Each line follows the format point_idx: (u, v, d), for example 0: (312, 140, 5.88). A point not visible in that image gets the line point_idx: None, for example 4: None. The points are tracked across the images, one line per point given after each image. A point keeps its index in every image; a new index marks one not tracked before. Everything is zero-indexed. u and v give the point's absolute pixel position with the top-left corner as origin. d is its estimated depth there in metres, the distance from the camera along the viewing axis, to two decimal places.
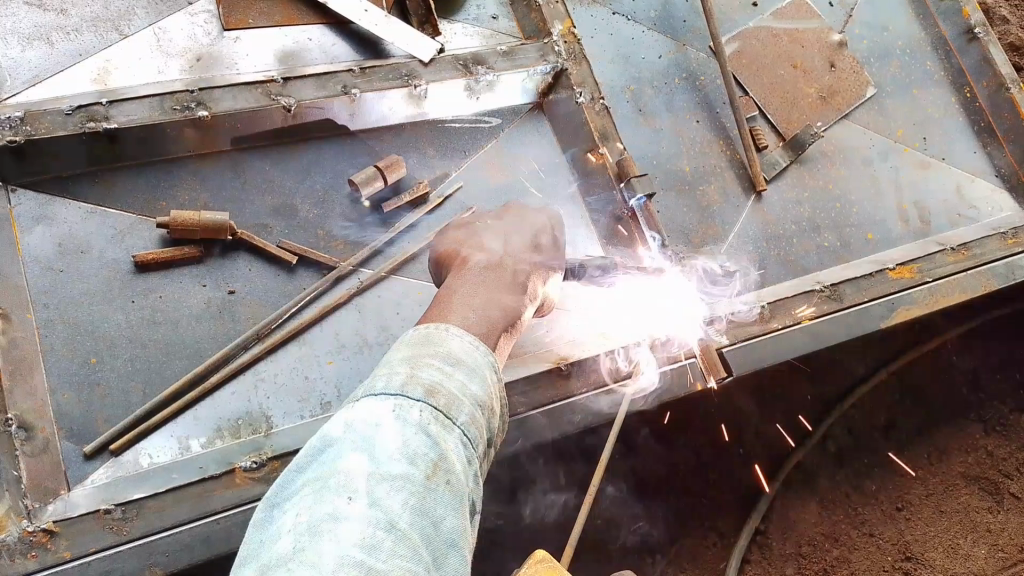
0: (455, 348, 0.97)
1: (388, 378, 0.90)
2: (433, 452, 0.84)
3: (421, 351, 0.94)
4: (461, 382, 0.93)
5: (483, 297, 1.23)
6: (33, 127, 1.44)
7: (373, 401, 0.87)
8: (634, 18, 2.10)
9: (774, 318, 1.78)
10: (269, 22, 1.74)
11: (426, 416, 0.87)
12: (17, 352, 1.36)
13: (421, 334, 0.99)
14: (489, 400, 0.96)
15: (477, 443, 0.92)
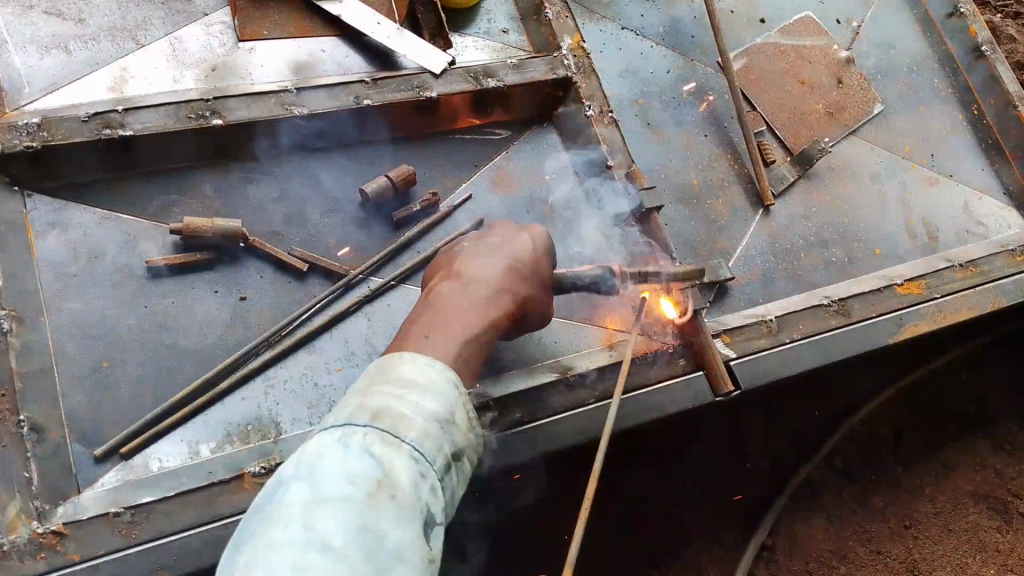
0: (408, 372, 1.02)
1: (338, 412, 0.94)
2: (377, 468, 0.86)
3: (373, 382, 0.99)
4: (414, 402, 0.96)
5: (451, 312, 1.22)
6: (50, 133, 1.47)
7: (323, 432, 0.91)
8: (643, 34, 2.13)
9: (781, 331, 1.79)
10: (283, 34, 1.78)
11: (370, 437, 0.89)
12: (30, 354, 1.37)
13: (380, 364, 1.05)
14: (447, 416, 0.99)
15: (432, 458, 0.94)
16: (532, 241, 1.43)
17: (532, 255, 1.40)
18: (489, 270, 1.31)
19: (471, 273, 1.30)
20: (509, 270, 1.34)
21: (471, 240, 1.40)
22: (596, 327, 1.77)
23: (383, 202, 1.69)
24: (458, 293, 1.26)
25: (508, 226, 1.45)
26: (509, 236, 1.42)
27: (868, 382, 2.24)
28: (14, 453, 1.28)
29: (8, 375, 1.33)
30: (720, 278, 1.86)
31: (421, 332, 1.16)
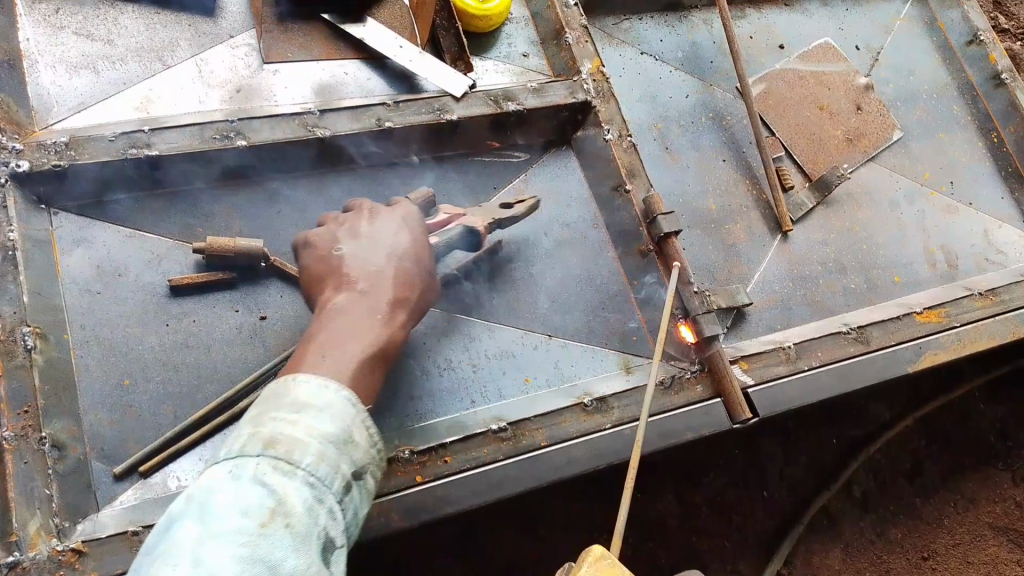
0: (304, 394, 1.06)
1: (232, 443, 0.99)
2: (269, 497, 0.93)
3: (267, 409, 1.04)
4: (310, 426, 1.02)
5: (347, 325, 1.20)
6: (77, 152, 1.49)
7: (214, 465, 0.96)
8: (663, 59, 2.13)
9: (800, 359, 1.78)
10: (307, 56, 1.79)
11: (261, 468, 0.95)
12: (55, 372, 1.39)
13: (271, 389, 1.08)
14: (345, 437, 1.05)
15: (330, 481, 1.00)
16: (412, 230, 1.37)
17: (417, 249, 1.35)
18: (377, 282, 1.27)
19: (360, 278, 1.27)
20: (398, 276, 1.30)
21: (343, 232, 1.34)
22: (613, 351, 1.77)
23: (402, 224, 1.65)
24: (355, 303, 1.23)
25: (392, 214, 1.37)
26: (382, 216, 1.37)
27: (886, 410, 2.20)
28: (35, 471, 1.29)
29: (31, 390, 1.33)
30: (738, 303, 1.83)
31: (320, 351, 1.15)
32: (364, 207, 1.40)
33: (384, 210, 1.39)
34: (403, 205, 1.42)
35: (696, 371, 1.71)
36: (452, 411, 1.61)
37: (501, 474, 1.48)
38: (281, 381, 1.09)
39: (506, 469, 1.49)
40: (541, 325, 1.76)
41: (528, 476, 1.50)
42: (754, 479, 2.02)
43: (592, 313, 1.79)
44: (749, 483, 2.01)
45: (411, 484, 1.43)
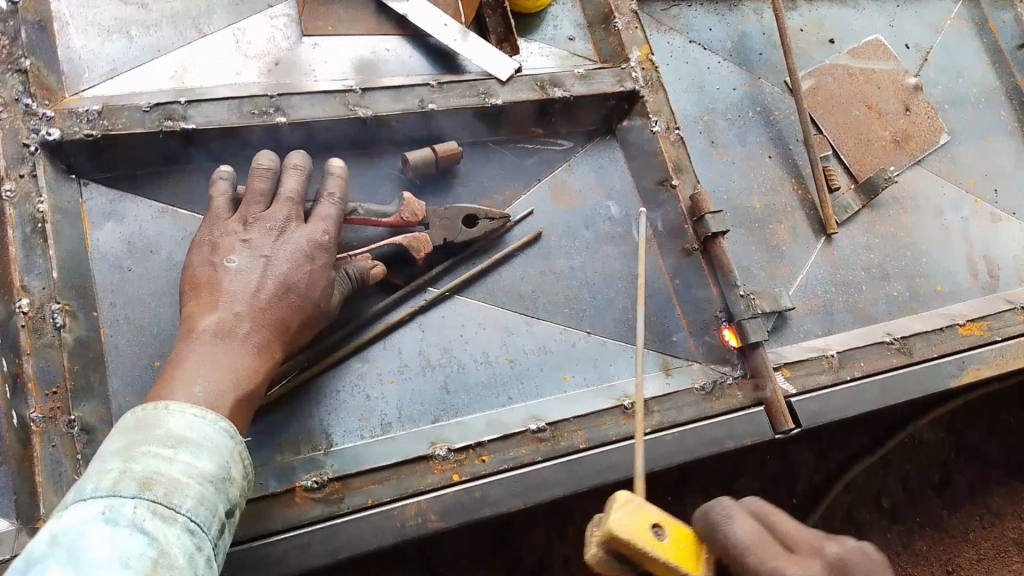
0: (177, 427, 1.12)
1: (99, 480, 1.03)
2: (155, 541, 0.99)
3: (137, 443, 1.08)
4: (186, 466, 1.09)
5: (217, 354, 1.23)
6: (111, 121, 1.42)
7: (82, 501, 1.00)
8: (711, 49, 2.06)
9: (843, 368, 1.73)
10: (349, 30, 1.72)
11: (140, 512, 1.01)
12: (84, 351, 1.33)
13: (139, 417, 1.12)
14: (221, 474, 1.13)
15: (206, 525, 1.08)
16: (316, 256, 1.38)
17: (309, 277, 1.36)
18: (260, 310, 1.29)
19: (237, 304, 1.28)
20: (278, 303, 1.31)
21: (241, 244, 1.33)
22: (652, 351, 1.71)
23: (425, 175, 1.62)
24: (226, 334, 1.25)
25: (298, 236, 1.37)
26: (287, 238, 1.36)
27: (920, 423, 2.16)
28: (63, 455, 1.24)
29: (60, 370, 1.27)
30: (781, 307, 1.77)
31: (194, 379, 1.18)
32: (251, 201, 1.39)
33: (293, 225, 1.38)
34: (318, 223, 1.40)
35: (739, 376, 1.67)
36: (486, 408, 1.56)
37: (539, 477, 1.43)
38: (151, 406, 1.13)
39: (543, 472, 1.44)
40: (581, 321, 1.69)
41: (567, 480, 1.45)
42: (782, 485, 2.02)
43: (633, 312, 1.73)
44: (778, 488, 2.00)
45: (447, 483, 1.39)
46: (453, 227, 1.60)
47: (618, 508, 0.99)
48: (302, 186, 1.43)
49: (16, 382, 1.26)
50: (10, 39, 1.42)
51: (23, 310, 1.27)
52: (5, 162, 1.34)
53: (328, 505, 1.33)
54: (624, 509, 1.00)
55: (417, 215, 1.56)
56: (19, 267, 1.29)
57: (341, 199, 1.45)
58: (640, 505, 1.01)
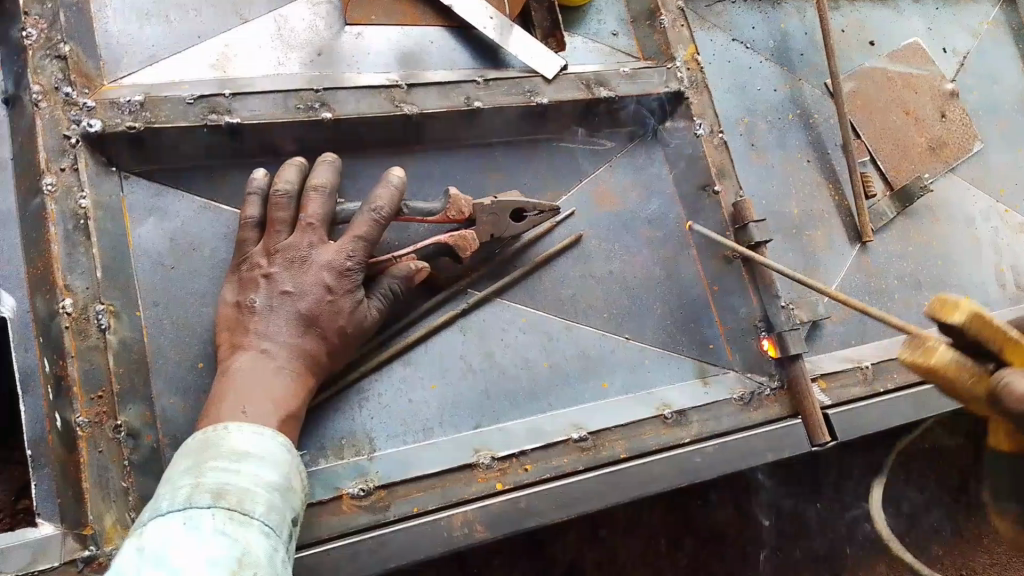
0: (238, 442, 1.15)
1: (173, 495, 1.04)
2: (237, 543, 1.01)
3: (203, 460, 1.10)
4: (253, 476, 1.11)
5: (256, 384, 1.25)
6: (153, 113, 1.37)
7: (159, 516, 1.01)
8: (754, 48, 2.03)
9: (877, 380, 1.74)
10: (392, 20, 1.66)
11: (218, 518, 1.02)
12: (129, 354, 1.30)
13: (200, 438, 1.15)
14: (284, 483, 1.16)
15: (278, 529, 1.10)
16: (341, 281, 1.36)
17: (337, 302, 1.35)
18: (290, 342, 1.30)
19: (265, 339, 1.30)
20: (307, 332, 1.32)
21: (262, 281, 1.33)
22: (690, 358, 1.70)
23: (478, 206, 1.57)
24: (264, 361, 1.28)
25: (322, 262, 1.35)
26: (310, 266, 1.34)
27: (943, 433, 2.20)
28: (110, 461, 1.22)
29: (106, 374, 1.25)
30: (818, 316, 1.77)
31: (237, 406, 1.21)
32: (273, 229, 1.37)
33: (313, 252, 1.36)
34: (343, 245, 1.37)
35: (776, 388, 1.66)
36: (528, 415, 1.54)
37: (583, 487, 1.43)
38: (209, 430, 1.17)
39: (588, 484, 1.43)
40: (620, 326, 1.67)
41: (610, 491, 1.45)
42: (807, 488, 2.04)
43: (671, 317, 1.72)
44: (804, 492, 2.03)
45: (491, 492, 1.39)
46: (499, 224, 1.55)
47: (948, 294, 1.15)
48: (325, 207, 1.39)
49: (60, 385, 1.22)
50: (48, 22, 1.36)
51: (67, 311, 1.24)
52: (47, 153, 1.30)
53: (376, 513, 1.33)
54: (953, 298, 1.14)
55: (464, 213, 1.51)
56: (62, 266, 1.25)
57: (387, 210, 1.41)
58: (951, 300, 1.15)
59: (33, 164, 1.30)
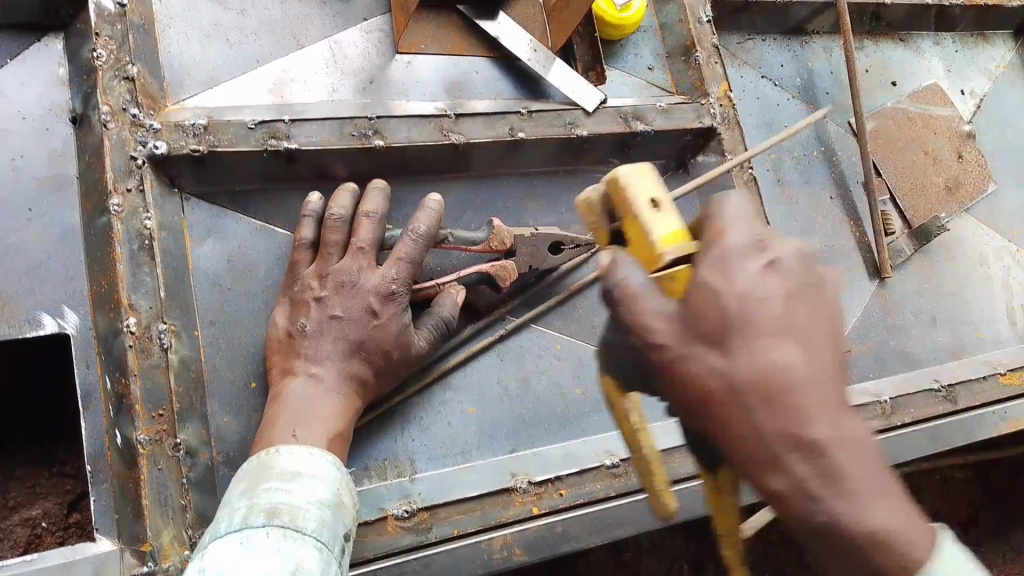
0: (291, 463, 1.15)
1: (229, 517, 1.04)
2: (290, 558, 0.99)
3: (257, 482, 1.10)
4: (304, 493, 1.10)
5: (309, 411, 1.26)
6: (216, 137, 1.41)
7: (215, 538, 1.01)
8: (782, 85, 2.09)
9: (895, 414, 1.81)
10: (440, 50, 1.71)
11: (271, 536, 1.01)
12: (188, 372, 1.32)
13: (255, 462, 1.15)
14: (336, 500, 1.14)
15: (331, 544, 1.07)
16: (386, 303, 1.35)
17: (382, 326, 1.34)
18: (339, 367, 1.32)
19: (317, 365, 1.31)
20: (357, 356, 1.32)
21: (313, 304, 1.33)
22: None
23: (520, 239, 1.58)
24: (313, 385, 1.29)
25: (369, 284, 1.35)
26: (358, 289, 1.34)
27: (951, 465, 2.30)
28: (169, 478, 1.23)
29: (167, 393, 1.26)
30: None
31: (287, 429, 1.22)
32: (324, 252, 1.37)
33: (361, 273, 1.35)
34: (388, 268, 1.36)
35: None
36: (562, 440, 1.58)
37: (620, 513, 1.48)
38: (262, 454, 1.17)
39: (623, 510, 1.49)
40: None
41: (643, 515, 1.50)
42: None
43: None
44: None
45: (529, 515, 1.44)
46: (538, 255, 1.57)
47: (624, 169, 1.04)
48: (376, 232, 1.39)
49: (122, 403, 1.24)
50: (117, 43, 1.40)
51: (131, 329, 1.25)
52: (114, 173, 1.33)
53: (419, 534, 1.37)
54: (629, 171, 1.03)
55: (506, 244, 1.53)
56: (126, 285, 1.27)
57: (427, 233, 1.38)
58: (655, 181, 1.04)
59: (99, 183, 1.33)
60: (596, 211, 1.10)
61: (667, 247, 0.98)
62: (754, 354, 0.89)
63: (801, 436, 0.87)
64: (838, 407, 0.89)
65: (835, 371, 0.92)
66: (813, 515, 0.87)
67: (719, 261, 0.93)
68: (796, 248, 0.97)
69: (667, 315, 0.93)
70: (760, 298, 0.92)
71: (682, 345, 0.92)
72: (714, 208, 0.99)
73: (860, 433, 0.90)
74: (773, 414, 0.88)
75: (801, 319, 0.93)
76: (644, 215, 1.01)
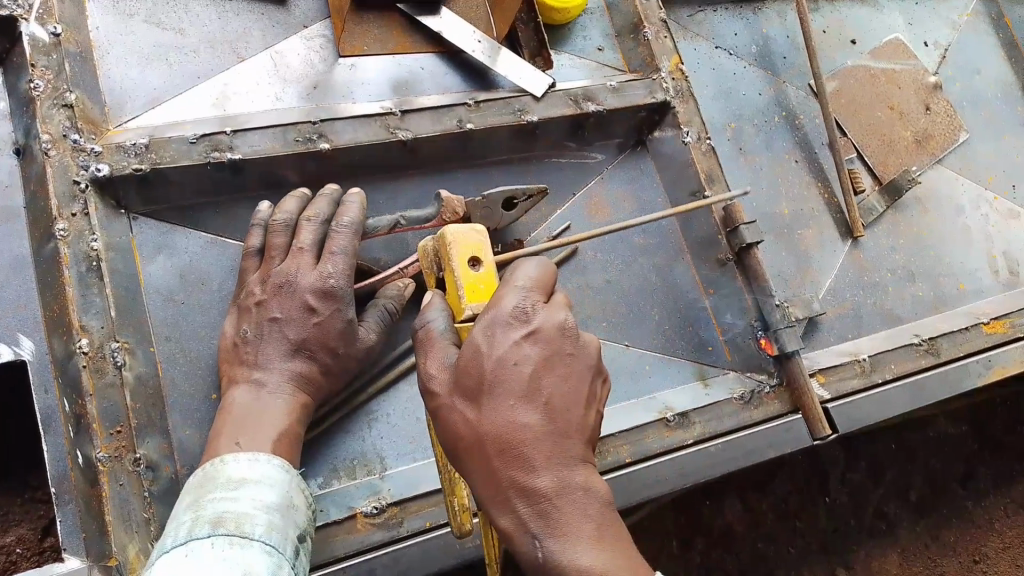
0: (234, 472, 1.19)
1: (174, 531, 1.08)
2: (238, 564, 1.04)
3: (202, 494, 1.14)
4: (251, 499, 1.15)
5: (260, 420, 1.29)
6: (158, 154, 1.41)
7: (163, 554, 1.04)
8: (737, 54, 2.08)
9: (875, 372, 1.78)
10: (383, 50, 1.71)
11: (217, 544, 1.06)
12: (145, 388, 1.36)
13: (199, 475, 1.19)
14: (285, 502, 1.19)
15: (281, 546, 1.12)
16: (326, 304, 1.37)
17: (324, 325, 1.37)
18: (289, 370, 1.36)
19: (265, 371, 1.34)
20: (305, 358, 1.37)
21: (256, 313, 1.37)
22: (689, 361, 1.76)
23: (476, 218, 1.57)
24: (258, 392, 1.33)
25: (314, 287, 1.36)
26: (296, 290, 1.36)
27: (948, 421, 2.31)
28: (131, 493, 1.27)
29: (123, 410, 1.30)
30: (813, 312, 1.81)
31: (232, 438, 1.26)
32: (269, 257, 1.40)
33: (301, 275, 1.37)
34: (325, 265, 1.37)
35: (775, 385, 1.71)
36: None
37: None
38: (208, 465, 1.20)
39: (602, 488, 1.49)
40: (619, 334, 1.72)
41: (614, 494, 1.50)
42: (815, 482, 2.17)
43: (670, 323, 1.77)
44: (809, 485, 2.16)
45: None
46: (493, 216, 1.58)
47: (453, 228, 1.11)
48: (318, 234, 1.40)
49: (80, 423, 1.28)
50: (54, 72, 1.41)
51: (84, 350, 1.29)
52: (58, 200, 1.34)
53: (390, 529, 1.37)
54: (458, 230, 1.12)
55: (458, 213, 1.52)
56: (77, 307, 1.30)
57: (353, 223, 1.39)
58: (481, 242, 1.13)
59: (45, 211, 1.35)
60: (429, 256, 1.19)
61: (469, 303, 1.10)
62: (498, 413, 1.01)
63: (524, 485, 1.01)
64: (562, 461, 1.03)
65: (576, 429, 1.06)
66: (532, 551, 1.01)
67: (488, 327, 1.04)
68: (559, 318, 1.08)
69: (446, 365, 1.07)
70: (518, 364, 1.03)
71: (447, 396, 1.05)
72: (510, 270, 1.10)
73: (584, 481, 1.04)
74: (507, 464, 1.01)
75: (547, 386, 1.04)
76: (457, 272, 1.10)
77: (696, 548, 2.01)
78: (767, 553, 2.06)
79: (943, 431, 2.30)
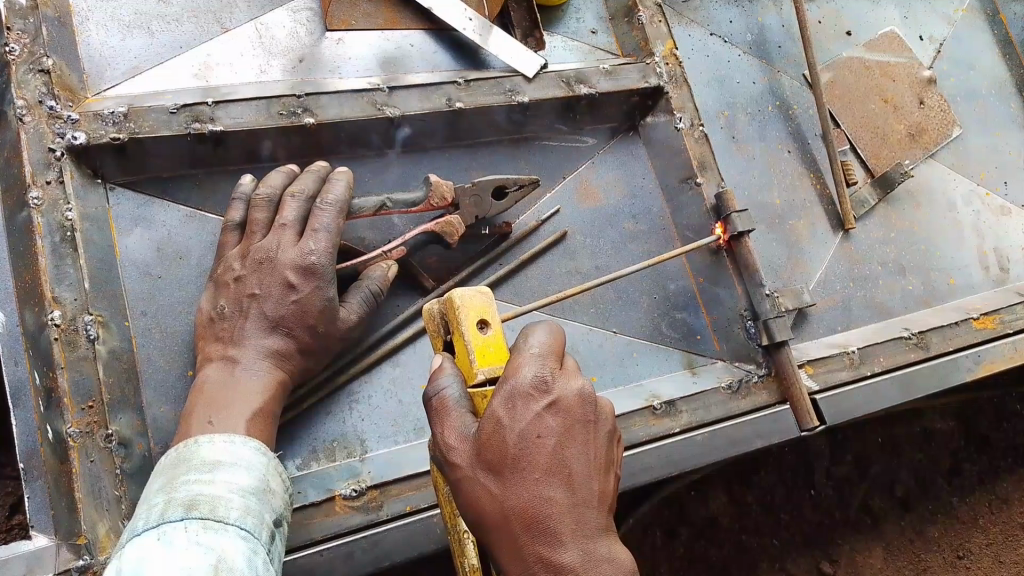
0: (209, 453, 1.15)
1: (146, 515, 1.04)
2: (212, 550, 1.00)
3: (177, 475, 1.10)
4: (225, 483, 1.11)
5: (231, 399, 1.25)
6: (137, 124, 1.37)
7: (134, 537, 1.00)
8: (732, 41, 2.06)
9: (863, 364, 1.76)
10: (372, 25, 1.68)
11: (190, 529, 1.02)
12: (119, 363, 1.32)
13: (172, 456, 1.15)
14: (261, 486, 1.15)
15: (257, 530, 1.09)
16: (311, 283, 1.34)
17: (310, 306, 1.33)
18: (266, 348, 1.31)
19: (242, 350, 1.30)
20: (285, 337, 1.33)
21: (234, 290, 1.33)
22: (678, 350, 1.74)
23: (465, 198, 1.52)
24: (232, 368, 1.29)
25: (294, 263, 1.32)
26: (277, 265, 1.32)
27: (936, 416, 2.32)
28: (103, 470, 1.23)
29: (96, 384, 1.26)
30: (803, 303, 1.77)
31: (206, 416, 1.22)
32: (250, 231, 1.36)
33: (282, 253, 1.33)
34: (306, 242, 1.34)
35: (764, 375, 1.69)
36: None
37: None
38: (182, 445, 1.17)
39: None
40: (608, 321, 1.70)
41: None
42: (800, 475, 2.18)
43: (658, 310, 1.75)
44: (794, 480, 2.17)
45: None
46: (483, 204, 1.54)
47: (459, 292, 1.08)
48: (303, 211, 1.37)
49: (51, 397, 1.23)
50: (30, 36, 1.36)
51: (56, 323, 1.25)
52: (32, 167, 1.30)
53: (370, 513, 1.34)
54: (464, 293, 1.08)
55: (447, 199, 1.49)
56: (49, 278, 1.26)
57: (342, 203, 1.38)
58: (488, 303, 1.09)
59: (17, 177, 1.31)
60: (435, 318, 1.15)
61: (480, 367, 1.07)
62: (524, 488, 0.99)
63: (551, 561, 0.98)
64: (586, 535, 1.01)
65: (597, 500, 1.04)
66: None
67: (509, 399, 1.01)
68: (576, 386, 1.06)
69: (465, 436, 1.03)
70: (541, 437, 1.01)
71: (469, 469, 1.01)
72: (523, 340, 1.07)
73: (609, 552, 1.02)
74: (534, 539, 0.99)
75: (570, 457, 1.02)
76: (467, 338, 1.07)
77: (680, 538, 2.03)
78: (752, 546, 2.07)
79: (929, 425, 2.31)
